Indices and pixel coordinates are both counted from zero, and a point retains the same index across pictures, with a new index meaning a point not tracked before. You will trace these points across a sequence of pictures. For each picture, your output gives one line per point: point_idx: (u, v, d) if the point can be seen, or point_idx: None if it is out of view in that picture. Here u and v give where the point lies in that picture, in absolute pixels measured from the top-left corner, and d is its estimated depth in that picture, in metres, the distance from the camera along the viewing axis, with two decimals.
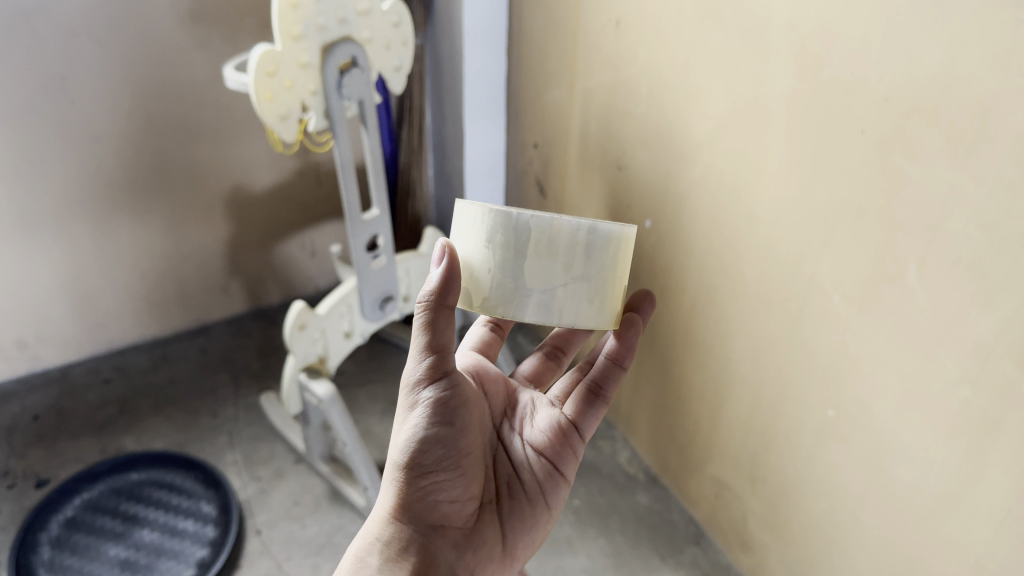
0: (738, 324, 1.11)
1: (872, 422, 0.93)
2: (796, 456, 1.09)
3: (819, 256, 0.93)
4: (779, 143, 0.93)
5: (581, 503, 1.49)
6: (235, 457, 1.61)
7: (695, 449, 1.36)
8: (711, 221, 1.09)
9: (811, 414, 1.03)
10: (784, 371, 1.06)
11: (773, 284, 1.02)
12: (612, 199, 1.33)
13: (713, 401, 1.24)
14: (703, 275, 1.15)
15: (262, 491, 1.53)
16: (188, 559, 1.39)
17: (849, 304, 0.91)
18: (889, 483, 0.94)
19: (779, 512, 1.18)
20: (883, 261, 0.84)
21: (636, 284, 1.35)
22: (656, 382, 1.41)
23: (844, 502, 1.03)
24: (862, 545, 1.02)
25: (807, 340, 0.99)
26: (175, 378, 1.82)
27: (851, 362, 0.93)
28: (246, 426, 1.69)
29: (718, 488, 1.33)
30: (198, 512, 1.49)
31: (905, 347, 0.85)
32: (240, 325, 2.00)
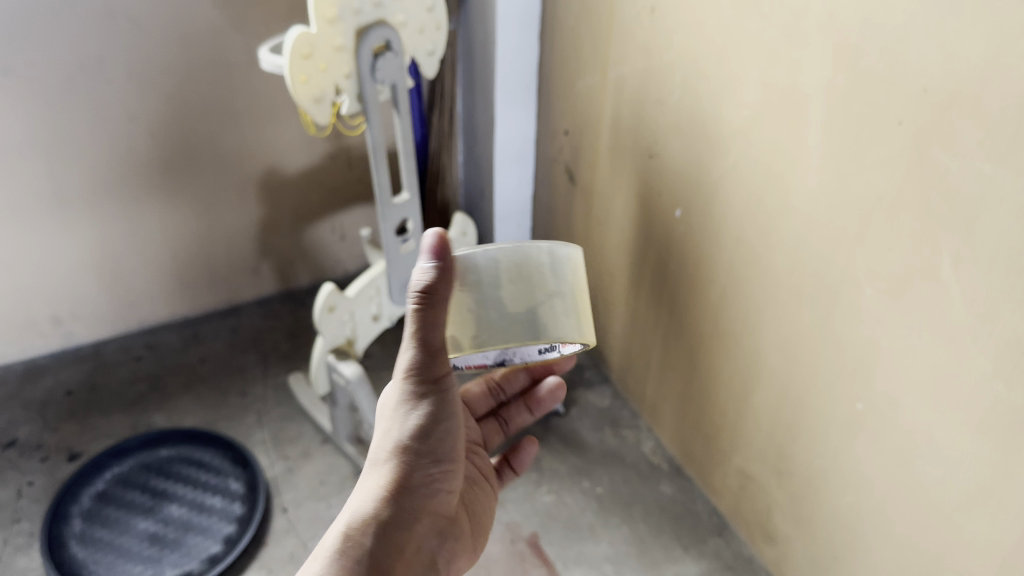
0: (769, 316, 1.10)
1: (901, 416, 0.92)
2: (822, 450, 1.08)
3: (853, 248, 0.91)
4: (814, 133, 0.92)
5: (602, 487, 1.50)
6: (263, 437, 1.63)
7: (721, 440, 1.35)
8: (743, 212, 1.09)
9: (841, 408, 1.02)
10: (815, 364, 1.05)
11: (805, 276, 1.01)
12: (644, 187, 1.32)
13: (741, 393, 1.24)
14: (734, 265, 1.14)
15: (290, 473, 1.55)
16: (215, 535, 1.42)
17: (881, 297, 0.89)
18: (917, 478, 0.93)
19: (804, 505, 1.17)
20: (919, 255, 0.83)
21: (666, 273, 1.35)
22: (683, 372, 1.40)
23: (870, 496, 1.02)
24: (886, 539, 1.01)
25: (837, 332, 0.98)
26: (206, 357, 1.85)
27: (882, 355, 0.92)
28: (275, 406, 1.71)
29: (743, 480, 1.32)
30: (225, 489, 1.51)
31: (939, 341, 0.84)
32: (270, 306, 2.03)
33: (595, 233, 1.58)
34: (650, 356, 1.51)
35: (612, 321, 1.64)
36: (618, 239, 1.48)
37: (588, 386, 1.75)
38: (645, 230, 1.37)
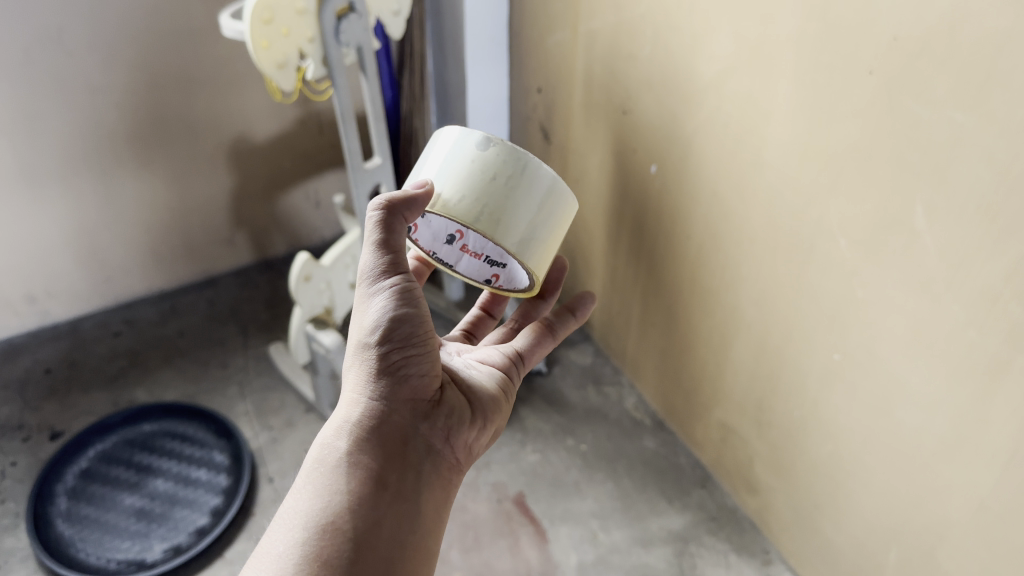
0: (744, 271, 1.11)
1: (877, 366, 0.93)
2: (801, 400, 1.10)
3: (826, 200, 0.91)
4: (785, 84, 0.91)
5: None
6: (246, 408, 1.63)
7: (701, 393, 1.36)
8: (719, 169, 1.08)
9: (819, 361, 1.03)
10: (789, 316, 1.05)
11: (781, 229, 1.00)
12: (620, 144, 1.31)
13: (720, 348, 1.24)
14: (710, 220, 1.14)
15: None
16: (201, 506, 1.42)
17: (855, 249, 0.90)
18: (895, 427, 0.94)
19: (784, 455, 1.19)
20: (891, 206, 0.83)
21: (641, 230, 1.35)
22: (662, 329, 1.41)
23: (848, 446, 1.03)
24: (867, 488, 1.03)
25: (813, 284, 0.98)
26: (184, 330, 1.83)
27: (857, 306, 0.93)
28: (256, 376, 1.70)
29: (724, 432, 1.34)
30: (210, 462, 1.51)
31: (912, 291, 0.84)
32: (248, 276, 2.01)
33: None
34: (630, 312, 1.51)
35: (591, 278, 1.64)
36: (595, 197, 1.47)
37: (570, 345, 1.75)
38: (620, 188, 1.36)
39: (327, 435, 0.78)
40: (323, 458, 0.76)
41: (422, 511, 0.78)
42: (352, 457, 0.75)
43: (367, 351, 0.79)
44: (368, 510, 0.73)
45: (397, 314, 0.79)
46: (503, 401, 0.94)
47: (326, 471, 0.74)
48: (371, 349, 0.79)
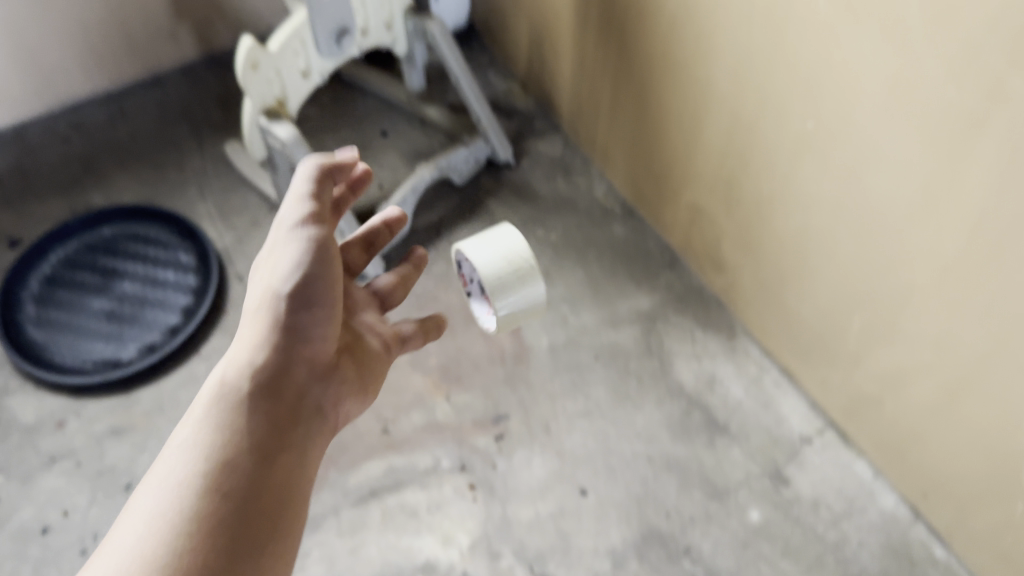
0: (820, 284, 0.98)
1: (961, 353, 0.83)
2: (864, 333, 0.96)
3: (921, 236, 0.80)
4: (896, 96, 0.75)
5: (558, 240, 1.31)
6: (207, 209, 1.37)
7: (737, 284, 1.16)
8: (795, 174, 0.93)
9: (908, 392, 0.93)
10: (862, 295, 0.92)
11: (870, 253, 0.88)
12: (633, 82, 1.18)
13: (775, 278, 1.07)
14: (786, 230, 0.99)
15: (251, 226, 1.35)
16: (170, 307, 1.24)
17: (955, 300, 0.80)
18: (972, 401, 0.84)
19: (833, 343, 1.02)
20: (1010, 255, 0.72)
21: (676, 199, 1.21)
22: (723, 263, 1.17)
23: (913, 401, 0.93)
24: (931, 448, 0.94)
25: (904, 326, 0.88)
26: (180, 144, 1.47)
27: (954, 355, 0.84)
28: (214, 175, 1.42)
29: (759, 309, 1.15)
30: (177, 264, 1.30)
31: (1019, 354, 0.76)
32: (197, 75, 1.59)
33: (580, 129, 1.41)
34: None
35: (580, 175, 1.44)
36: (609, 138, 1.33)
37: None
38: (653, 126, 1.18)
39: (227, 372, 0.71)
40: (212, 393, 0.69)
41: (308, 464, 0.70)
42: (247, 400, 0.69)
43: (275, 299, 0.75)
44: (243, 448, 0.66)
45: (311, 259, 0.76)
46: (391, 349, 0.87)
47: (217, 408, 0.67)
48: (279, 296, 0.75)
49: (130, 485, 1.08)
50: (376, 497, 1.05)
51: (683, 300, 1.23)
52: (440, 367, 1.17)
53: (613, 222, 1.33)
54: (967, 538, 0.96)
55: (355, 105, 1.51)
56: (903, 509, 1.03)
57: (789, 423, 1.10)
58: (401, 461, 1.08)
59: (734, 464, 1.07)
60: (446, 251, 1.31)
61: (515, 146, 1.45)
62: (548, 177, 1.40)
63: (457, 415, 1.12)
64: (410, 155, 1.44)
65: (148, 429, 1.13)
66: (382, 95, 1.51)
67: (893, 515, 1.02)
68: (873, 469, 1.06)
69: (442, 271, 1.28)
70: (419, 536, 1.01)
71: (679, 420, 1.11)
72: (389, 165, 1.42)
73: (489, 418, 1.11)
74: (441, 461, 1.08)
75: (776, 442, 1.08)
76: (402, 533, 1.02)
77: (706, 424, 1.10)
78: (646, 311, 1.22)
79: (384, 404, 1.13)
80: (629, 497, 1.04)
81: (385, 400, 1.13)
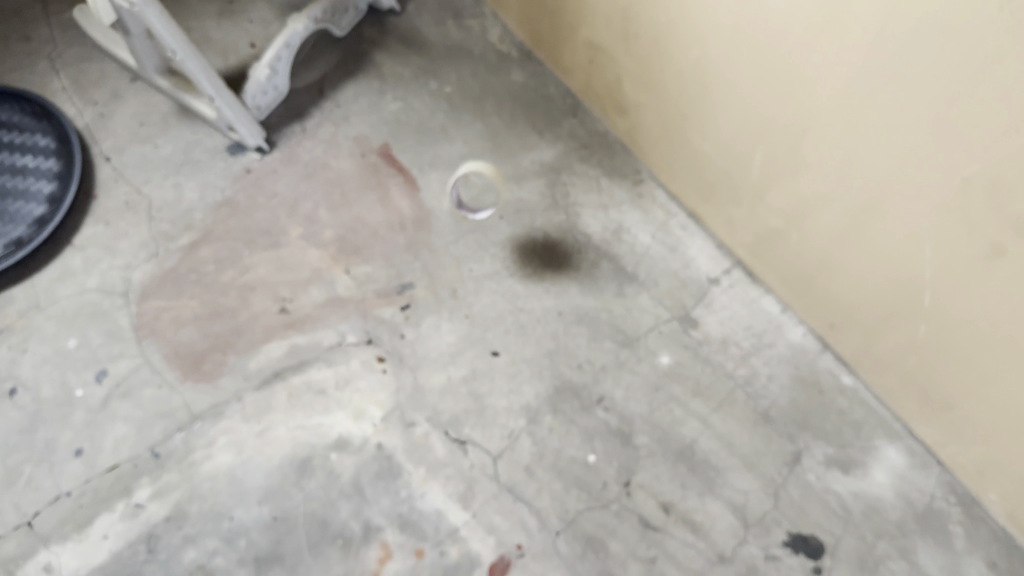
0: (722, 123, 0.97)
1: (855, 185, 0.83)
2: (762, 170, 0.96)
3: (815, 70, 0.78)
4: None
5: (453, 92, 1.27)
6: (62, 84, 1.26)
7: (638, 125, 1.15)
8: (692, 1, 0.88)
9: (815, 221, 0.93)
10: (763, 133, 0.91)
11: (768, 90, 0.86)
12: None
13: (675, 119, 1.06)
14: (686, 70, 0.97)
15: (113, 100, 1.25)
16: (34, 197, 1.14)
17: (848, 132, 0.79)
18: (872, 230, 0.86)
19: (731, 181, 1.03)
20: (899, 87, 0.71)
21: (574, 37, 1.16)
22: (625, 107, 1.16)
23: (814, 230, 0.94)
24: (834, 274, 0.96)
25: (802, 161, 0.88)
26: (20, 11, 1.33)
27: (850, 187, 0.84)
28: (66, 46, 1.30)
29: (660, 152, 1.14)
30: (35, 148, 1.18)
31: (910, 182, 0.77)
32: None
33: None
34: None
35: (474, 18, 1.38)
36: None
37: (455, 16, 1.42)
38: None
39: None
40: None
41: None
42: None
43: None
44: None
45: None
46: None
47: None
48: None
49: (15, 391, 1.02)
50: (281, 378, 1.03)
51: (588, 149, 1.22)
52: (336, 239, 1.14)
53: (510, 68, 1.29)
54: (873, 365, 1.00)
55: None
56: (811, 341, 1.07)
57: (691, 253, 1.13)
58: (303, 340, 1.06)
59: (642, 310, 1.09)
60: (332, 115, 1.24)
61: None
62: (437, 22, 1.35)
63: (358, 287, 1.10)
64: (281, 7, 1.36)
65: (27, 329, 1.07)
66: None
67: (801, 347, 1.07)
68: (780, 304, 1.09)
69: (329, 136, 1.22)
70: (329, 414, 1.01)
71: (587, 272, 1.11)
72: (260, 20, 1.34)
73: (393, 288, 1.10)
74: (346, 336, 1.06)
75: (684, 285, 1.11)
76: (310, 411, 1.01)
77: (614, 274, 1.11)
78: (550, 163, 1.21)
79: (279, 282, 1.10)
80: (539, 354, 1.05)
81: (282, 278, 1.10)
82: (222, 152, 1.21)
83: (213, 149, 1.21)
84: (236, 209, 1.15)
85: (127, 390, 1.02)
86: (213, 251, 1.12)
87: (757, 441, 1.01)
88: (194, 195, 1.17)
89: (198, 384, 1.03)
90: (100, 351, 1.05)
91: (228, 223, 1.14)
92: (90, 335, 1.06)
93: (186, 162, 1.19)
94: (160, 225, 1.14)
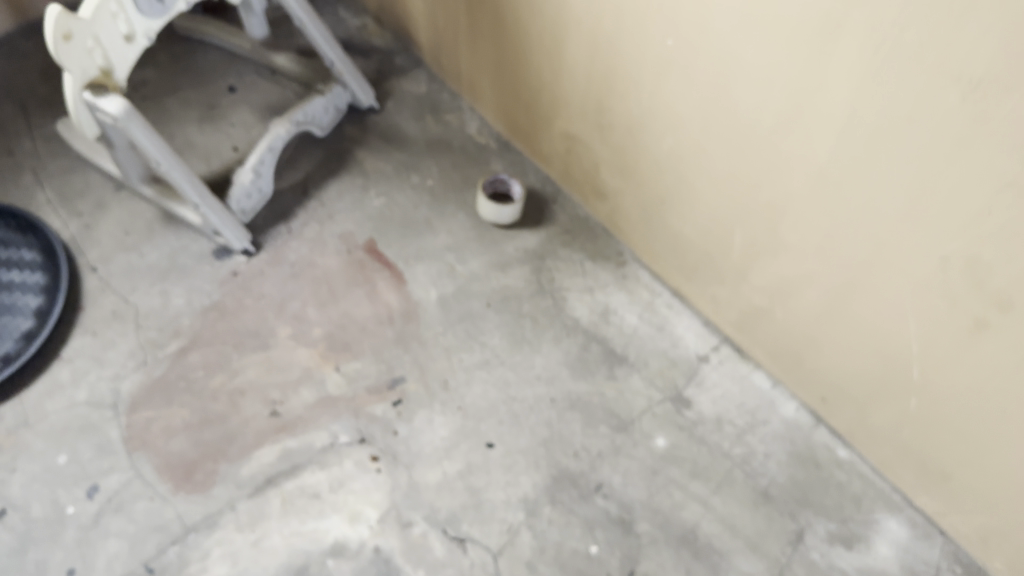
0: (701, 207, 1.02)
1: (837, 262, 0.88)
2: (743, 251, 1.00)
3: (793, 155, 0.83)
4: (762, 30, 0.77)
5: (435, 184, 1.31)
6: (46, 197, 1.27)
7: (618, 208, 1.20)
8: (670, 95, 0.94)
9: (799, 298, 0.97)
10: (743, 216, 0.96)
11: (746, 175, 0.91)
12: (493, 10, 1.17)
13: (653, 202, 1.11)
14: (664, 157, 1.03)
15: (98, 210, 1.26)
16: (21, 311, 1.13)
17: (827, 213, 0.84)
18: (856, 306, 0.89)
19: (711, 260, 1.07)
20: (875, 170, 0.76)
21: (552, 127, 1.22)
22: (604, 191, 1.20)
23: (798, 306, 0.98)
24: (820, 348, 0.99)
25: (783, 241, 0.93)
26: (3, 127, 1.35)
27: (832, 264, 0.88)
28: (51, 158, 1.32)
29: (641, 233, 1.19)
30: (20, 263, 1.18)
31: (891, 258, 0.81)
32: (11, 49, 1.46)
33: (445, 64, 1.41)
34: None
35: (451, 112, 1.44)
36: (476, 73, 1.33)
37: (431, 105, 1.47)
38: (522, 63, 1.18)
39: None
40: None
41: None
42: None
43: None
44: None
45: None
46: None
47: None
48: None
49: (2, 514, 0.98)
50: (274, 484, 1.01)
51: (570, 234, 1.26)
52: (325, 336, 1.14)
53: (490, 158, 1.34)
54: (867, 437, 1.02)
55: (197, 59, 1.47)
56: (804, 415, 1.08)
57: (679, 332, 1.16)
58: (295, 443, 1.04)
59: (634, 393, 1.09)
60: (317, 213, 1.27)
61: (379, 87, 1.45)
62: (416, 117, 1.40)
63: (349, 384, 1.09)
64: (263, 110, 1.40)
65: (14, 446, 1.02)
66: (226, 48, 1.46)
67: (794, 422, 1.07)
68: (770, 379, 1.11)
69: (315, 234, 1.24)
70: (324, 518, 0.98)
71: (577, 356, 1.12)
72: (242, 123, 1.38)
73: (384, 383, 1.09)
74: (338, 436, 1.05)
75: (673, 365, 1.12)
76: (305, 517, 0.98)
77: (604, 357, 1.12)
78: (534, 249, 1.23)
79: (269, 385, 1.09)
80: (535, 443, 1.04)
81: (271, 380, 1.09)
82: (209, 256, 1.22)
83: (199, 254, 1.22)
84: (224, 312, 1.16)
85: (119, 505, 0.99)
86: (202, 355, 1.11)
87: (759, 521, 0.99)
88: (180, 300, 1.17)
89: (190, 495, 0.99)
90: (90, 466, 1.02)
91: (216, 326, 1.14)
92: (79, 450, 1.03)
93: (172, 268, 1.20)
94: (148, 332, 1.13)
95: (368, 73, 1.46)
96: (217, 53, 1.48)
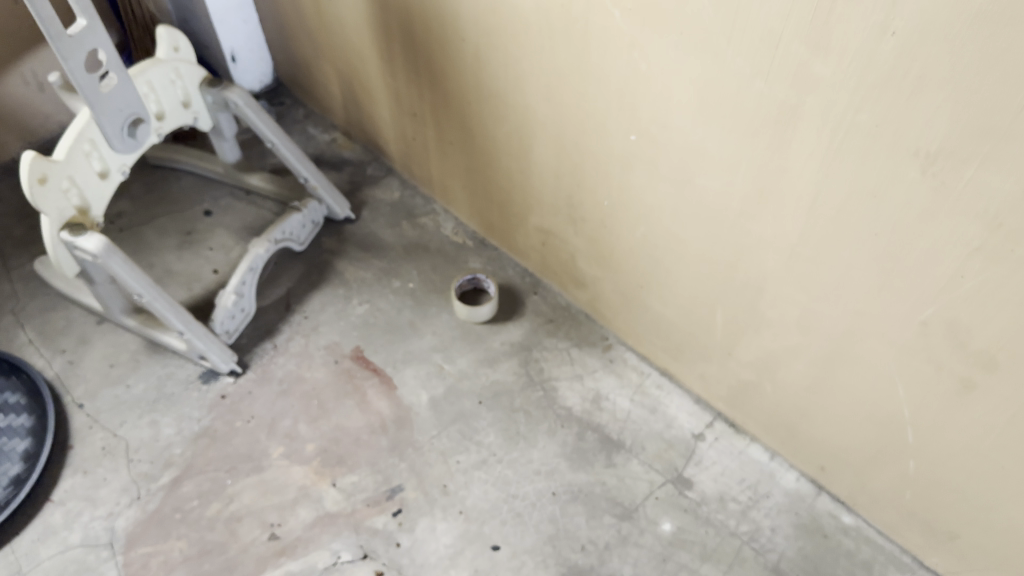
0: (680, 290, 1.03)
1: (818, 333, 0.89)
2: (726, 330, 1.01)
3: (763, 236, 0.86)
4: (720, 122, 0.80)
5: (416, 287, 1.32)
6: (27, 337, 1.27)
7: (598, 295, 1.21)
8: (638, 186, 0.97)
9: (785, 372, 0.97)
10: (722, 295, 0.98)
11: (721, 257, 0.93)
12: (457, 117, 1.20)
13: (632, 287, 1.12)
14: (638, 245, 1.05)
15: (81, 346, 1.26)
16: (8, 456, 1.12)
17: (803, 288, 0.86)
18: (841, 375, 0.90)
19: (696, 340, 1.08)
20: (845, 245, 0.78)
21: (525, 223, 1.25)
22: (582, 280, 1.22)
23: (786, 379, 0.98)
24: (813, 420, 0.99)
25: (764, 317, 0.94)
26: None
27: (814, 337, 0.90)
28: (31, 298, 1.32)
29: (622, 318, 1.20)
30: (5, 408, 1.17)
31: (871, 327, 0.82)
32: None
33: (415, 168, 1.44)
34: None
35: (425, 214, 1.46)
36: (446, 176, 1.36)
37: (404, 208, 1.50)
38: (490, 164, 1.21)
39: None
40: None
41: None
42: None
43: None
44: None
45: None
46: None
47: None
48: None
49: None
50: None
51: (554, 323, 1.27)
52: (318, 452, 1.12)
53: (467, 257, 1.36)
54: (869, 501, 1.01)
55: (172, 186, 1.49)
56: (805, 485, 1.07)
57: (671, 413, 1.15)
58: (297, 566, 1.01)
59: (635, 478, 1.08)
60: (302, 327, 1.27)
61: (352, 196, 1.47)
62: (392, 223, 1.42)
63: (347, 499, 1.07)
64: (240, 230, 1.42)
65: None
66: (201, 173, 1.49)
67: (796, 493, 1.06)
68: (767, 452, 1.11)
69: (300, 348, 1.24)
70: None
71: (574, 446, 1.11)
72: (220, 246, 1.39)
73: (383, 495, 1.08)
74: (341, 554, 1.02)
75: (670, 446, 1.11)
76: None
77: (601, 444, 1.11)
78: (519, 342, 1.24)
79: (266, 508, 1.07)
80: (541, 541, 1.02)
81: (268, 503, 1.07)
82: (196, 381, 1.21)
83: (187, 380, 1.21)
84: (215, 437, 1.14)
85: None
86: (196, 484, 1.09)
87: None
88: (171, 430, 1.15)
89: None
90: None
91: (208, 453, 1.12)
92: None
93: (160, 397, 1.19)
94: (140, 466, 1.11)
95: (342, 186, 1.49)
96: (190, 178, 1.50)
